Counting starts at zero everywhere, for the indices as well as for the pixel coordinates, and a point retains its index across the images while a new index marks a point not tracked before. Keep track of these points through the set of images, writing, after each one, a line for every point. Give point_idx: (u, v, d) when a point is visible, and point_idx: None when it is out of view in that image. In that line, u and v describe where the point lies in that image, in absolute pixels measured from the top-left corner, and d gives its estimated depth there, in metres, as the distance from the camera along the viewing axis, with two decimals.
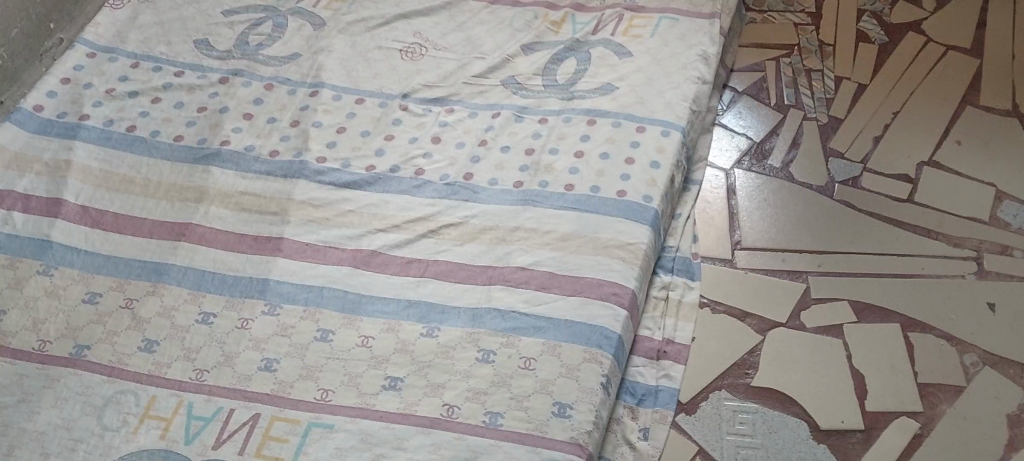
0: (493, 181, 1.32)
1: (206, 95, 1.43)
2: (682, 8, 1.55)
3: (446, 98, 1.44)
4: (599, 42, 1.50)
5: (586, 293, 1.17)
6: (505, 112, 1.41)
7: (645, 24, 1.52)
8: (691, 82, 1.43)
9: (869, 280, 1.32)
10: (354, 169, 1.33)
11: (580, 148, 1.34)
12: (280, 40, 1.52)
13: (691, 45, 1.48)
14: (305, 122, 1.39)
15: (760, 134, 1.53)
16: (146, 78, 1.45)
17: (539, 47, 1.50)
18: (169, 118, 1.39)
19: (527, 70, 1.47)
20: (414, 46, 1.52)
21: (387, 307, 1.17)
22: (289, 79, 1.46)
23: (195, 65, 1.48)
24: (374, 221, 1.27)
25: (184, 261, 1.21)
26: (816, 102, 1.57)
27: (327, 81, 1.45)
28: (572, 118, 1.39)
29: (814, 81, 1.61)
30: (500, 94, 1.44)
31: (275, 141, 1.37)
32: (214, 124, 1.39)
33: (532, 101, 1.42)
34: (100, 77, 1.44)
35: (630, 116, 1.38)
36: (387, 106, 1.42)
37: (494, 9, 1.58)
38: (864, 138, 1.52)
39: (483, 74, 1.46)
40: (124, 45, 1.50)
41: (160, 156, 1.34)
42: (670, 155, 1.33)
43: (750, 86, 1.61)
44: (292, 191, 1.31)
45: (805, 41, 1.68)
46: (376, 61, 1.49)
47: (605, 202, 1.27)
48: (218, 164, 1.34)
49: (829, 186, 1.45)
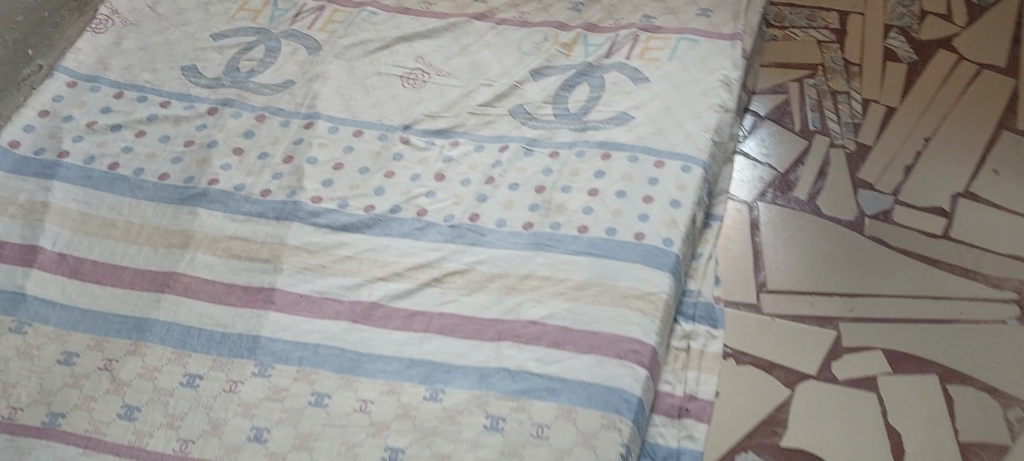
0: (500, 223, 1.23)
1: (193, 127, 1.34)
2: (701, 28, 1.44)
3: (450, 129, 1.34)
4: (612, 67, 1.40)
5: (602, 351, 1.08)
6: (513, 145, 1.31)
7: (662, 46, 1.42)
8: (712, 110, 1.33)
9: (904, 327, 1.23)
10: (352, 210, 1.25)
11: (593, 185, 1.26)
12: (273, 66, 1.42)
13: (711, 70, 1.38)
14: (299, 157, 1.30)
15: (783, 164, 1.44)
16: (130, 110, 1.36)
17: (548, 72, 1.40)
18: (153, 154, 1.30)
19: (537, 98, 1.37)
20: (416, 72, 1.41)
21: (388, 366, 1.08)
22: (281, 110, 1.36)
23: (181, 95, 1.38)
24: (373, 268, 1.18)
25: (167, 316, 1.13)
26: (843, 128, 1.48)
27: (323, 112, 1.36)
28: (584, 152, 1.29)
29: (840, 104, 1.51)
30: (507, 124, 1.34)
31: (266, 179, 1.28)
32: (201, 160, 1.30)
33: (542, 133, 1.33)
34: (80, 109, 1.35)
35: (648, 149, 1.29)
36: (386, 139, 1.33)
37: (501, 30, 1.47)
38: (894, 167, 1.42)
39: (489, 103, 1.37)
40: (106, 72, 1.40)
41: (143, 196, 1.26)
42: (690, 193, 1.24)
43: (772, 110, 1.51)
44: (285, 235, 1.22)
45: (829, 60, 1.58)
46: (375, 89, 1.39)
47: (621, 245, 1.19)
48: (206, 205, 1.25)
49: (859, 221, 1.36)
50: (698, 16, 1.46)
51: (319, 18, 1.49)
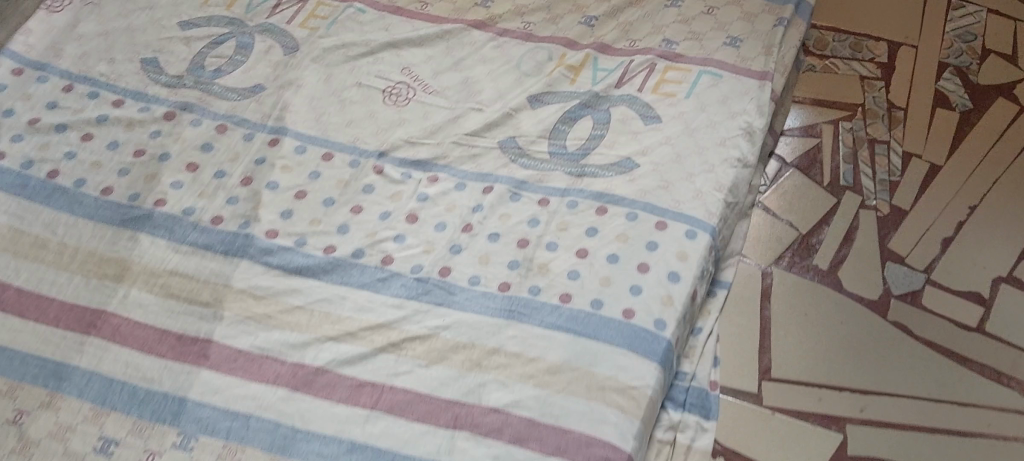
0: (474, 280, 1.09)
1: (146, 133, 1.20)
2: (727, 60, 1.26)
3: (430, 161, 1.20)
4: (621, 100, 1.24)
5: (569, 454, 0.94)
6: (499, 187, 1.17)
7: (681, 79, 1.25)
8: (728, 164, 1.17)
9: (920, 437, 1.09)
10: (310, 250, 1.11)
11: (583, 244, 1.11)
12: (242, 66, 1.27)
13: (733, 114, 1.21)
14: (258, 181, 1.17)
15: (806, 224, 1.28)
16: (78, 107, 1.22)
17: (549, 99, 1.25)
18: (98, 163, 1.17)
19: (532, 131, 1.22)
20: (400, 87, 1.26)
21: (325, 448, 0.95)
22: (246, 120, 1.22)
23: (137, 92, 1.24)
24: (324, 323, 1.05)
25: (90, 363, 1.01)
26: (877, 186, 1.31)
27: (291, 127, 1.22)
28: (577, 203, 1.14)
29: (877, 156, 1.34)
30: (495, 160, 1.20)
31: (219, 204, 1.14)
32: (150, 174, 1.16)
33: (533, 174, 1.18)
34: (24, 103, 1.21)
35: (649, 206, 1.13)
36: (358, 167, 1.19)
37: (501, 43, 1.31)
38: (930, 239, 1.26)
39: (477, 132, 1.22)
40: (57, 60, 1.26)
41: (81, 213, 1.13)
42: (693, 265, 1.08)
43: (801, 157, 1.35)
44: (231, 274, 1.08)
45: (871, 101, 1.40)
46: (353, 104, 1.25)
47: (606, 323, 1.03)
48: (149, 230, 1.11)
49: (883, 301, 1.20)
50: (726, 46, 1.28)
51: (301, 12, 1.34)
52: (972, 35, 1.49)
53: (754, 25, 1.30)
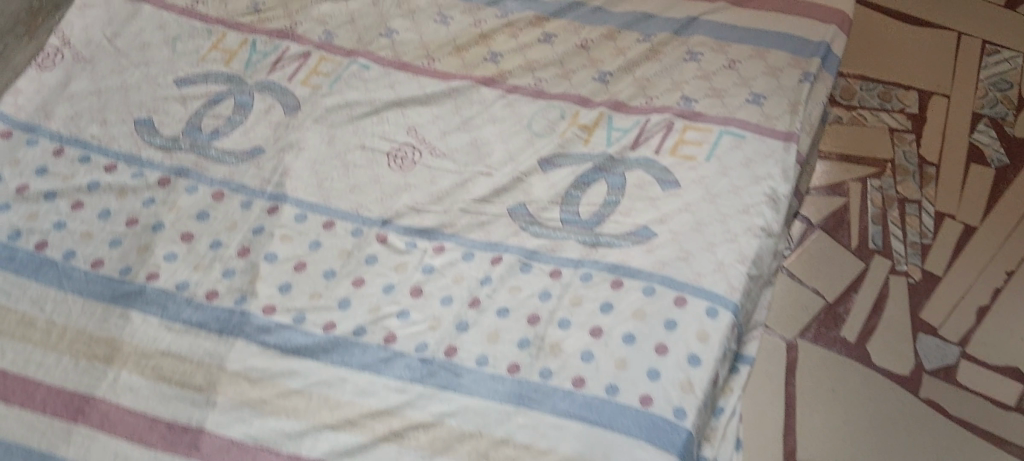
0: (481, 360, 1.02)
1: (140, 201, 1.15)
2: (750, 119, 1.20)
3: (436, 229, 1.14)
4: (637, 163, 1.18)
5: None
6: (508, 258, 1.11)
7: (701, 140, 1.19)
8: (752, 234, 1.10)
9: None
10: (308, 328, 1.05)
11: (597, 322, 1.04)
12: (241, 127, 1.22)
13: (757, 178, 1.15)
14: (256, 252, 1.11)
15: (832, 292, 1.21)
16: (69, 172, 1.17)
17: (561, 161, 1.19)
18: (89, 234, 1.12)
19: (542, 197, 1.16)
20: (406, 149, 1.21)
21: None
22: (244, 186, 1.17)
23: (131, 156, 1.19)
24: (322, 409, 0.98)
25: (76, 454, 0.95)
26: (908, 249, 1.24)
27: (291, 193, 1.17)
28: (591, 275, 1.08)
29: (908, 216, 1.27)
30: (504, 228, 1.14)
31: (215, 277, 1.09)
32: (142, 246, 1.11)
33: (545, 243, 1.12)
34: (12, 168, 1.17)
35: (667, 280, 1.06)
36: (361, 235, 1.13)
37: (511, 100, 1.25)
38: (965, 308, 1.19)
39: (486, 198, 1.16)
40: (47, 122, 1.21)
41: (70, 288, 1.08)
42: (714, 346, 1.01)
43: (827, 218, 1.28)
44: (226, 356, 1.02)
45: (902, 156, 1.33)
46: (356, 168, 1.19)
47: (622, 410, 0.96)
48: (140, 307, 1.06)
49: (916, 377, 1.13)
50: (748, 103, 1.22)
51: (303, 68, 1.28)
52: (1007, 83, 1.42)
53: (779, 80, 1.24)
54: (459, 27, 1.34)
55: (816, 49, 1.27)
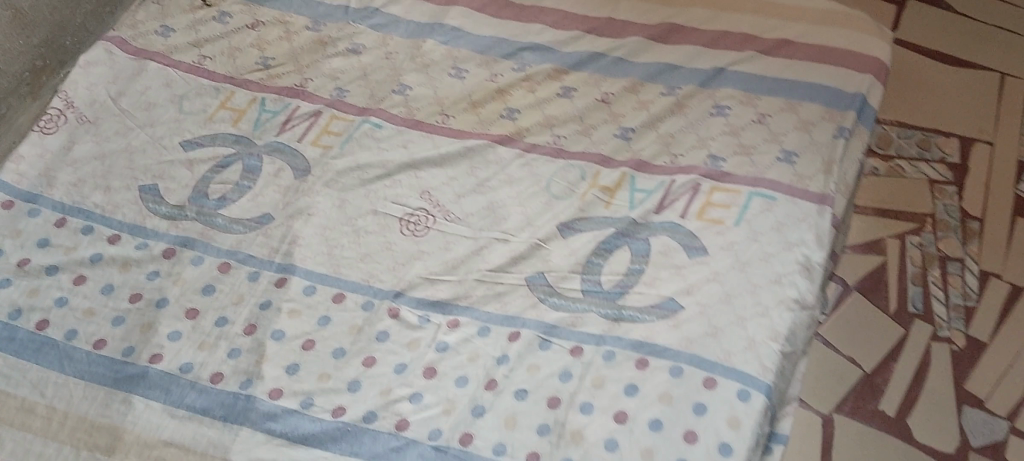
0: (498, 449, 0.96)
1: (144, 274, 1.11)
2: (782, 179, 1.13)
3: (450, 301, 1.08)
4: (662, 228, 1.11)
5: None
6: (526, 333, 1.05)
7: (729, 202, 1.12)
8: (785, 307, 1.03)
9: None
10: (317, 413, 1.00)
11: (621, 406, 0.97)
12: (249, 192, 1.18)
13: (789, 244, 1.08)
14: (263, 329, 1.06)
15: (870, 361, 1.14)
16: (71, 244, 1.13)
17: (582, 226, 1.13)
18: (91, 311, 1.08)
19: (563, 265, 1.10)
20: (419, 214, 1.15)
21: None
22: (251, 257, 1.12)
23: (135, 226, 1.15)
24: None
25: None
26: (950, 312, 1.17)
27: (300, 263, 1.12)
28: (614, 354, 1.02)
29: (951, 276, 1.20)
30: (522, 299, 1.08)
31: (220, 358, 1.04)
32: (146, 324, 1.07)
33: (565, 317, 1.06)
34: (14, 240, 1.13)
35: (696, 359, 1.00)
36: (372, 309, 1.08)
37: (528, 160, 1.20)
38: (1013, 378, 1.11)
39: (503, 267, 1.10)
40: (49, 190, 1.17)
41: (72, 370, 1.04)
42: (746, 434, 0.93)
43: (865, 278, 1.21)
44: (230, 445, 0.97)
45: (943, 210, 1.26)
46: (367, 235, 1.14)
47: None
48: (143, 391, 1.02)
49: (961, 455, 1.06)
50: (780, 162, 1.15)
51: (313, 128, 1.24)
52: None
53: (811, 136, 1.17)
54: (474, 81, 1.29)
55: (852, 101, 1.20)
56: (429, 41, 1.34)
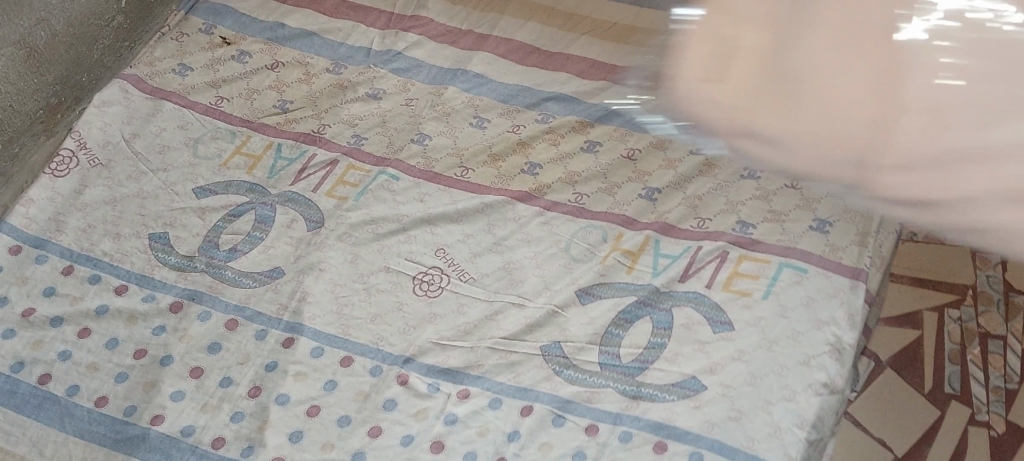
0: None
1: (149, 329, 1.08)
2: (814, 250, 1.07)
3: (462, 370, 1.04)
4: (685, 298, 1.06)
5: None
6: (539, 407, 1.00)
7: (758, 273, 1.07)
8: (812, 391, 0.97)
9: None
10: None
11: None
12: (260, 244, 1.14)
13: (819, 323, 1.01)
14: (267, 392, 1.03)
15: (902, 444, 1.07)
16: (77, 294, 1.10)
17: (601, 292, 1.08)
18: (95, 366, 1.05)
19: (580, 335, 1.05)
20: (433, 273, 1.11)
21: None
22: (259, 313, 1.09)
23: (143, 276, 1.12)
24: None
25: None
26: (990, 395, 1.11)
27: (308, 322, 1.08)
28: (631, 435, 0.97)
29: (991, 355, 1.14)
30: (536, 371, 1.03)
31: (223, 422, 1.01)
32: (149, 382, 1.04)
33: (581, 391, 1.01)
34: (20, 288, 1.11)
35: (719, 445, 0.94)
36: (381, 375, 1.04)
37: (548, 219, 1.15)
38: None
39: (517, 334, 1.06)
40: (58, 236, 1.15)
41: (72, 428, 1.01)
42: None
43: (899, 354, 1.15)
44: None
45: (984, 283, 1.20)
46: (379, 293, 1.10)
47: None
48: (143, 455, 0.99)
49: None
50: (813, 231, 1.09)
51: (329, 178, 1.20)
52: None
53: None
54: (496, 132, 1.25)
55: None
56: (451, 88, 1.30)
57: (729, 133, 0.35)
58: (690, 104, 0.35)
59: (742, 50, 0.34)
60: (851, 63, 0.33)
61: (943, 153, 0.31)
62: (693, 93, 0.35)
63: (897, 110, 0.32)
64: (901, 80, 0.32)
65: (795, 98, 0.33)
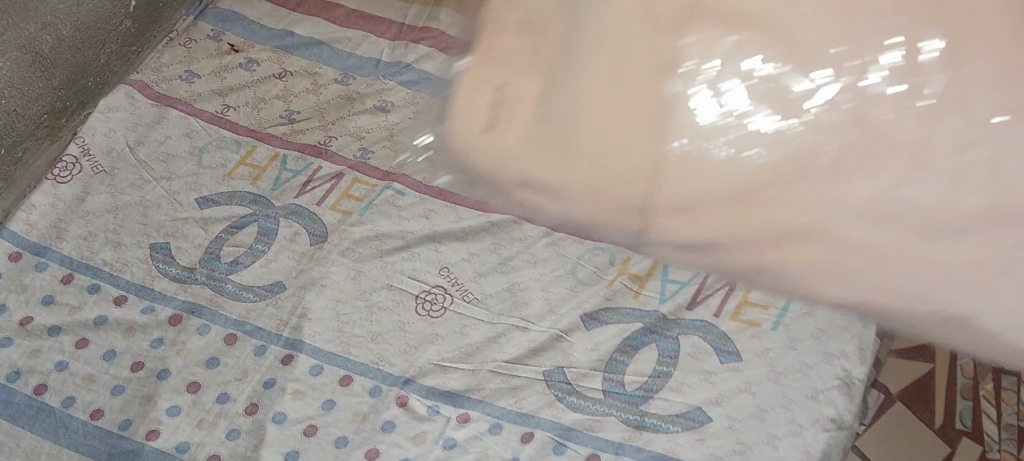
0: None
1: (147, 341, 1.06)
2: None
3: (463, 393, 1.02)
4: (692, 326, 1.04)
5: None
6: (540, 435, 0.98)
7: None
8: (820, 426, 0.94)
9: None
10: None
11: None
12: (262, 257, 1.13)
13: (829, 356, 0.99)
14: (265, 410, 1.01)
15: None
16: (76, 303, 1.09)
17: (607, 317, 1.06)
18: (92, 377, 1.04)
19: (584, 361, 1.03)
20: (436, 293, 1.10)
21: None
22: (259, 328, 1.07)
23: (143, 287, 1.11)
24: None
25: None
26: (1001, 432, 1.12)
27: (308, 339, 1.06)
28: None
29: (1005, 390, 1.13)
30: (538, 396, 1.01)
31: (218, 439, 0.99)
32: (145, 396, 1.02)
33: (583, 419, 0.99)
34: (19, 295, 1.10)
35: None
36: (380, 396, 1.02)
37: (554, 239, 1.12)
38: None
39: (520, 358, 1.04)
40: (59, 243, 1.14)
41: (66, 441, 0.99)
42: None
43: (910, 385, 1.10)
44: None
45: None
46: (381, 311, 1.09)
47: None
48: None
49: None
50: None
51: (333, 191, 1.19)
52: None
53: None
54: None
55: None
56: None
57: (514, 180, 0.50)
58: (477, 145, 0.51)
59: (516, 100, 0.48)
60: (616, 143, 0.44)
61: (739, 215, 0.44)
62: (480, 138, 0.51)
63: (651, 198, 0.45)
64: (655, 171, 0.44)
65: (563, 157, 0.46)
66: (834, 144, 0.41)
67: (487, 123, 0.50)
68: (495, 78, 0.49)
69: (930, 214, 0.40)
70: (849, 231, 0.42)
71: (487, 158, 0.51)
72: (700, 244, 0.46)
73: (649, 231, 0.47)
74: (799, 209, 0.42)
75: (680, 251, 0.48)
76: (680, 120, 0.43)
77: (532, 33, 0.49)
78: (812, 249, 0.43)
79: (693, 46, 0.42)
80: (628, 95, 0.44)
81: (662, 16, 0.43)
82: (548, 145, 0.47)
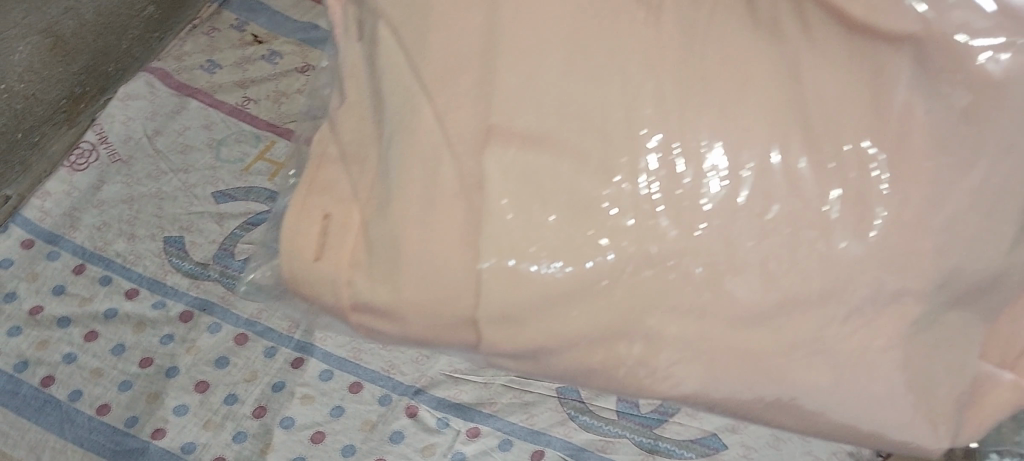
0: None
1: (157, 337, 1.05)
2: None
3: (473, 406, 1.00)
4: None
5: None
6: (550, 454, 0.96)
7: None
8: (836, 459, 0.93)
9: None
10: None
11: None
12: None
13: None
14: (272, 413, 1.00)
15: None
16: (87, 294, 1.08)
17: None
18: (99, 371, 1.03)
19: None
20: None
21: None
22: (270, 329, 1.06)
23: (154, 281, 1.09)
24: None
25: None
26: None
27: (319, 343, 1.05)
28: None
29: None
30: (551, 413, 0.99)
31: (224, 441, 0.98)
32: (153, 393, 1.01)
33: (596, 440, 0.97)
34: (30, 284, 1.09)
35: None
36: (389, 406, 1.00)
37: None
38: None
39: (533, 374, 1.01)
40: (72, 232, 1.13)
41: (71, 436, 0.98)
42: None
43: None
44: None
45: None
46: None
47: None
48: None
49: None
50: None
51: None
52: None
53: None
54: None
55: None
56: None
57: (350, 299, 0.61)
58: (311, 274, 0.62)
59: (342, 228, 0.60)
60: (439, 264, 0.55)
61: (557, 328, 0.55)
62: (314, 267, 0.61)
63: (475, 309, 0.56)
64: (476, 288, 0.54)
65: (397, 274, 0.56)
66: (622, 258, 0.53)
67: (316, 253, 0.61)
68: (318, 210, 0.62)
69: (731, 306, 0.53)
70: (717, 333, 0.53)
71: (320, 285, 0.62)
72: (524, 351, 0.57)
73: (482, 343, 0.58)
74: (634, 317, 0.54)
75: (510, 357, 0.59)
76: (489, 248, 0.53)
77: (349, 169, 0.62)
78: (620, 347, 0.55)
79: (499, 170, 0.53)
80: (444, 219, 0.54)
81: (467, 137, 0.54)
82: (380, 263, 0.57)
